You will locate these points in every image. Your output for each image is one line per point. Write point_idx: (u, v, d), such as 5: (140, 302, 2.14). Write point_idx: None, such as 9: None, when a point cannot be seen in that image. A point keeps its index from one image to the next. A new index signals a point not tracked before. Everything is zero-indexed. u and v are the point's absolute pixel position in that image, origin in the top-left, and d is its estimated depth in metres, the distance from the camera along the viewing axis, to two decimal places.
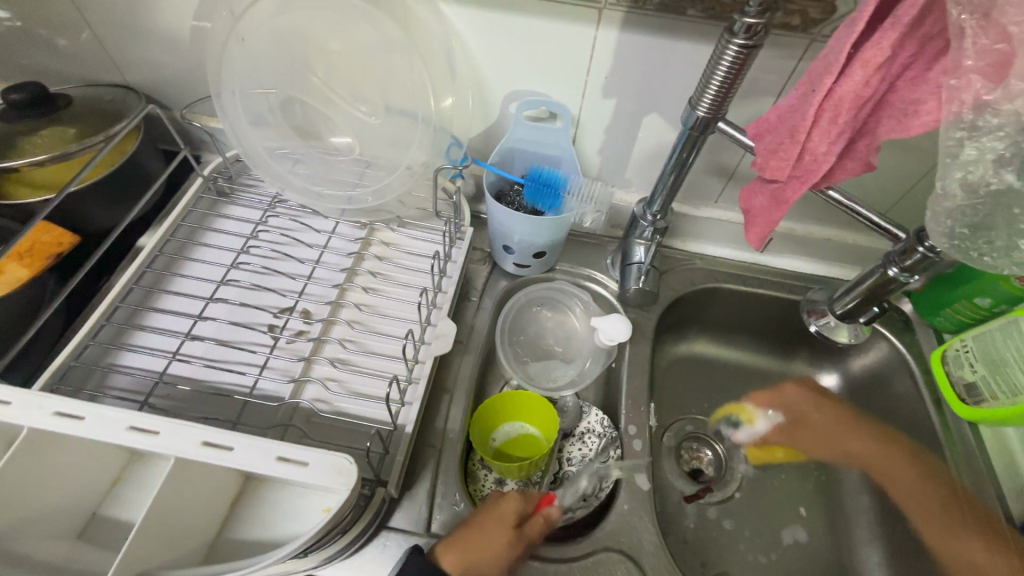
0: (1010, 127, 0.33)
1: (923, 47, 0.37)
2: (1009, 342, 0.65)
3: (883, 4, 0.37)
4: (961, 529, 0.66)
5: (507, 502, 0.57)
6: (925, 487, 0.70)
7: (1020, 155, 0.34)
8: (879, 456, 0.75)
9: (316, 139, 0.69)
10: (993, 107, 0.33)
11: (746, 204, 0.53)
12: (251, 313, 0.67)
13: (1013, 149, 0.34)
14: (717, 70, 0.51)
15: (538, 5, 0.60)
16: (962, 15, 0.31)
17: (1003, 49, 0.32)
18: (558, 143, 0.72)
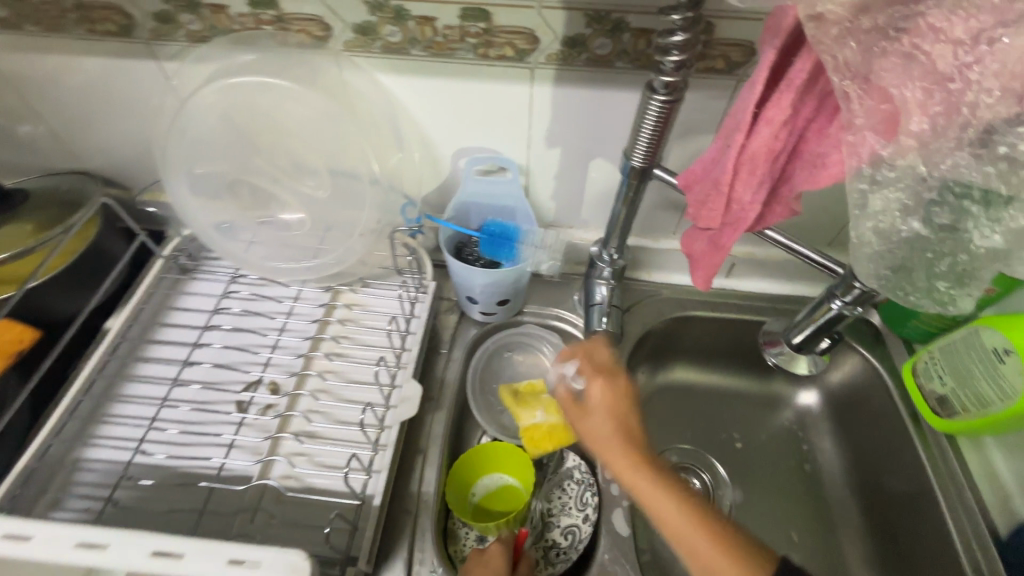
0: (908, 179, 0.34)
1: (822, 102, 0.39)
2: (975, 352, 0.66)
3: (780, 63, 0.38)
4: (700, 542, 0.48)
5: (492, 557, 0.59)
6: (666, 498, 0.50)
7: (923, 203, 0.35)
8: (618, 457, 0.53)
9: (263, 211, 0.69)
10: (888, 161, 0.34)
11: (688, 249, 0.54)
12: (218, 390, 0.66)
13: (915, 198, 0.35)
14: (644, 123, 0.52)
15: (472, 68, 0.62)
16: (843, 81, 0.32)
17: (888, 108, 0.32)
18: (509, 192, 0.73)
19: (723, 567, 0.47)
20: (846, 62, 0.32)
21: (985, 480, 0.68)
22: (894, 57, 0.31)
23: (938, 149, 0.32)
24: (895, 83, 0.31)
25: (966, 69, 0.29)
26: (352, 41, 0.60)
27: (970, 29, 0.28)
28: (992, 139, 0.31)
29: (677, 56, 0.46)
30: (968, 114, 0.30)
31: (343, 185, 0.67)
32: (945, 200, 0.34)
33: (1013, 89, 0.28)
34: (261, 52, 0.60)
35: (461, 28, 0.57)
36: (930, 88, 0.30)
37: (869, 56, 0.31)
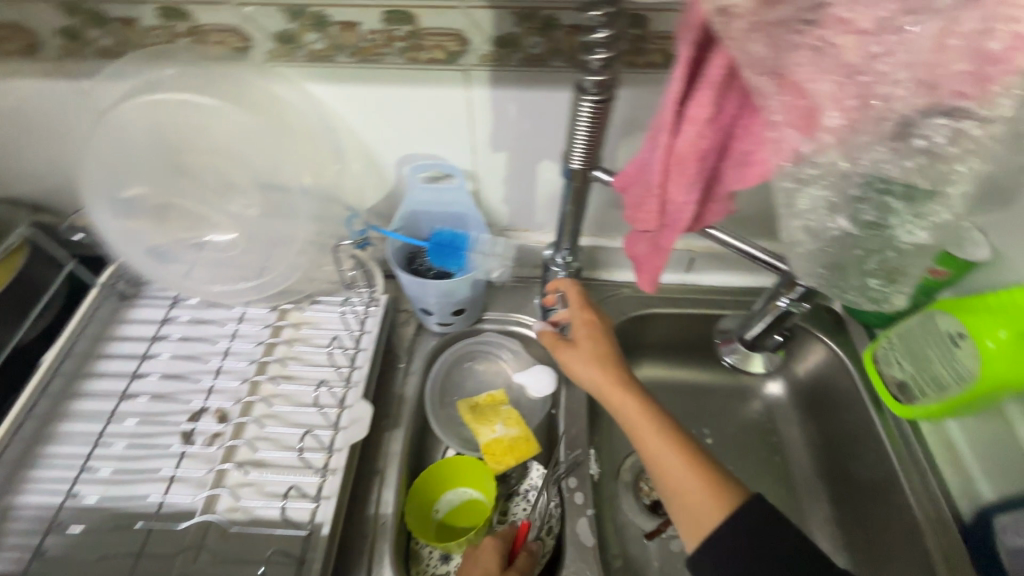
0: (832, 176, 0.32)
1: (746, 97, 0.37)
2: (932, 337, 0.65)
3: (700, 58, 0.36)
4: (668, 458, 0.51)
5: (483, 555, 0.60)
6: (642, 413, 0.54)
7: (850, 201, 0.33)
8: (597, 377, 0.57)
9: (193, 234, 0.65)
10: (810, 158, 0.32)
11: (631, 251, 0.52)
12: (157, 422, 0.64)
13: (841, 196, 0.33)
14: (579, 124, 0.50)
15: (403, 74, 0.59)
16: (757, 76, 0.31)
17: (805, 104, 0.31)
18: (458, 200, 0.71)
19: (685, 476, 0.49)
20: (758, 59, 0.30)
21: (948, 463, 0.68)
22: (804, 50, 0.29)
23: (857, 145, 0.30)
24: (808, 78, 0.29)
25: (876, 60, 0.27)
26: (275, 51, 0.57)
27: (875, 18, 0.26)
28: (909, 132, 0.29)
29: (603, 54, 0.43)
30: (882, 107, 0.29)
31: (277, 205, 0.64)
32: (868, 197, 0.33)
33: (923, 80, 0.27)
34: (176, 66, 0.56)
35: (387, 32, 0.55)
36: (843, 81, 0.29)
37: (778, 51, 0.29)
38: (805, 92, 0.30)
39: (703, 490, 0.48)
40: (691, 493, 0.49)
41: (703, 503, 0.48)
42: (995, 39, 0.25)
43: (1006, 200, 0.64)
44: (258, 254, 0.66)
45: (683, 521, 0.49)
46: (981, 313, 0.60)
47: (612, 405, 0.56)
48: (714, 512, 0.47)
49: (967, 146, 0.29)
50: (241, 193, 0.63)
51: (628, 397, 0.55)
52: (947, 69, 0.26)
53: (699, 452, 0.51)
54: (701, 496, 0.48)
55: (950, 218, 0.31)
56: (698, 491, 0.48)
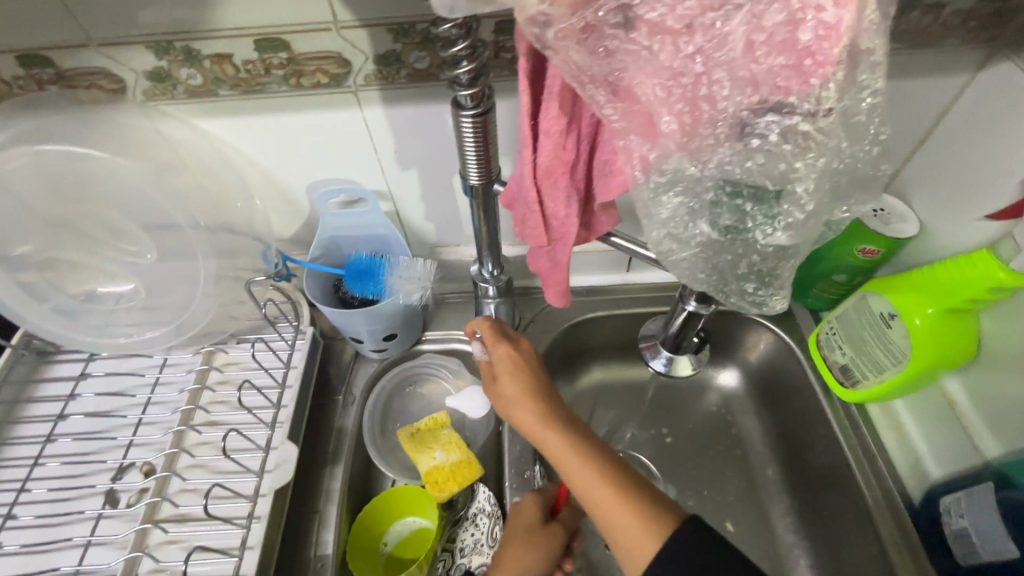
0: (681, 181, 0.31)
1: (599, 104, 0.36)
2: (869, 321, 0.63)
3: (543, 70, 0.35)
4: (602, 498, 0.48)
5: (527, 510, 0.63)
6: (571, 454, 0.51)
7: (707, 205, 0.32)
8: (525, 418, 0.54)
9: (84, 289, 0.62)
10: (658, 166, 0.30)
11: (535, 266, 0.50)
12: (73, 485, 0.61)
13: (698, 201, 0.32)
14: (464, 142, 0.48)
15: (292, 100, 0.57)
16: (587, 87, 0.29)
17: (641, 109, 0.29)
18: (376, 223, 0.69)
19: (620, 515, 0.47)
20: (580, 66, 0.28)
21: (897, 444, 0.66)
22: (621, 55, 0.28)
23: (699, 147, 0.29)
24: (636, 82, 0.28)
25: (693, 62, 0.27)
26: (151, 90, 0.55)
27: (681, 19, 0.26)
28: (747, 131, 0.29)
29: (466, 67, 0.42)
30: (710, 109, 0.28)
31: (173, 247, 0.61)
32: (721, 201, 0.32)
33: (742, 77, 0.27)
34: (44, 115, 0.54)
35: (264, 61, 0.53)
36: (668, 84, 0.28)
37: (596, 58, 0.28)
38: (636, 97, 0.29)
39: (640, 528, 0.46)
40: (629, 532, 0.46)
41: (640, 541, 0.46)
42: (805, 30, 0.25)
43: (929, 175, 0.62)
44: (164, 301, 0.63)
45: (624, 560, 0.47)
46: (909, 291, 0.59)
47: (543, 444, 0.53)
48: (649, 553, 0.45)
49: (806, 144, 0.28)
50: (134, 240, 0.61)
51: (557, 436, 0.52)
52: (762, 64, 0.26)
53: (634, 484, 0.49)
54: (637, 533, 0.46)
55: (804, 217, 0.31)
56: (635, 529, 0.46)
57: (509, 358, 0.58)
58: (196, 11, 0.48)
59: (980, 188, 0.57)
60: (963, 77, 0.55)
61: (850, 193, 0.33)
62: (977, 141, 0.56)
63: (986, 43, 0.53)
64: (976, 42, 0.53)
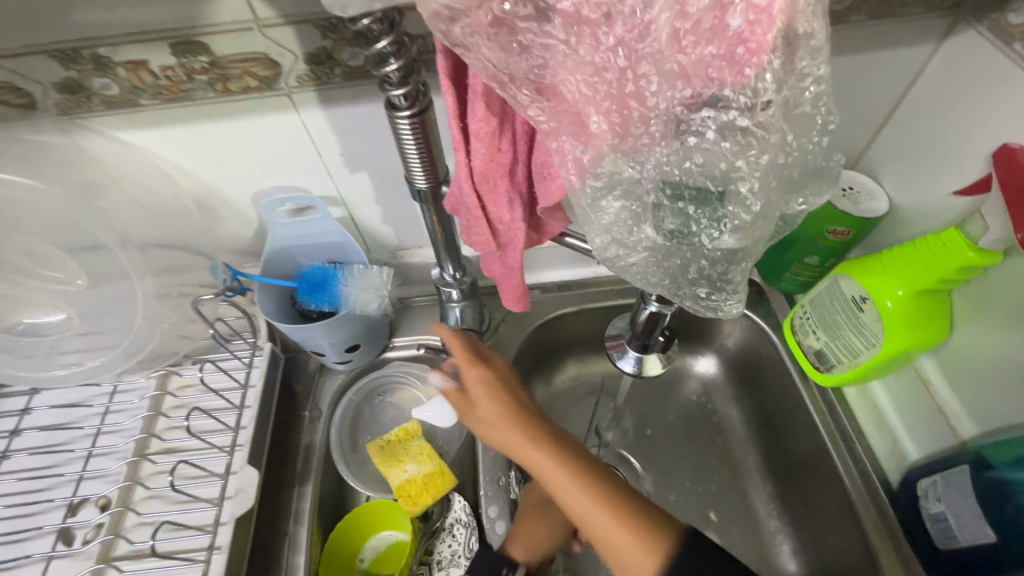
0: (619, 186, 0.29)
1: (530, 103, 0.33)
2: (841, 305, 0.62)
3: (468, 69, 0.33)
4: (604, 522, 0.48)
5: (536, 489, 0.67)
6: (567, 480, 0.49)
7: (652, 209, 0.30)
8: (518, 440, 0.52)
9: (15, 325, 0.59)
10: (592, 170, 0.29)
11: (490, 272, 0.47)
12: (22, 527, 0.58)
13: (641, 205, 0.30)
14: (406, 147, 0.45)
15: (221, 107, 0.53)
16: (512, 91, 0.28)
17: (569, 108, 0.27)
18: (329, 229, 0.65)
19: (625, 541, 0.47)
20: (495, 64, 0.26)
21: (874, 427, 0.65)
22: (537, 49, 0.26)
23: (634, 148, 0.28)
24: (559, 80, 0.27)
25: (616, 56, 0.25)
26: (64, 103, 0.50)
27: (597, 7, 0.24)
28: (682, 129, 0.27)
29: (393, 65, 0.39)
30: (640, 106, 0.26)
31: (106, 269, 0.57)
32: (662, 204, 0.30)
33: (671, 70, 0.25)
34: None
35: (184, 66, 0.48)
36: (592, 81, 0.26)
37: (511, 54, 0.26)
38: (562, 95, 0.27)
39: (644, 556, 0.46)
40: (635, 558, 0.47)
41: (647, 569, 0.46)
42: (733, 16, 0.23)
43: (899, 149, 0.60)
44: (99, 331, 0.59)
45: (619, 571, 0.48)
46: (879, 272, 0.58)
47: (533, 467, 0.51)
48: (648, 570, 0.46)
49: (746, 141, 0.26)
50: (62, 267, 0.57)
51: (552, 463, 0.50)
52: (692, 54, 0.24)
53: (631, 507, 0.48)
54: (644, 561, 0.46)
55: (750, 218, 0.29)
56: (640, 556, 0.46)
57: (489, 382, 0.55)
58: (101, 16, 0.44)
59: (944, 160, 0.55)
60: (928, 46, 0.54)
61: (807, 184, 0.31)
62: (942, 112, 0.55)
63: (948, 10, 0.51)
64: (938, 10, 0.51)
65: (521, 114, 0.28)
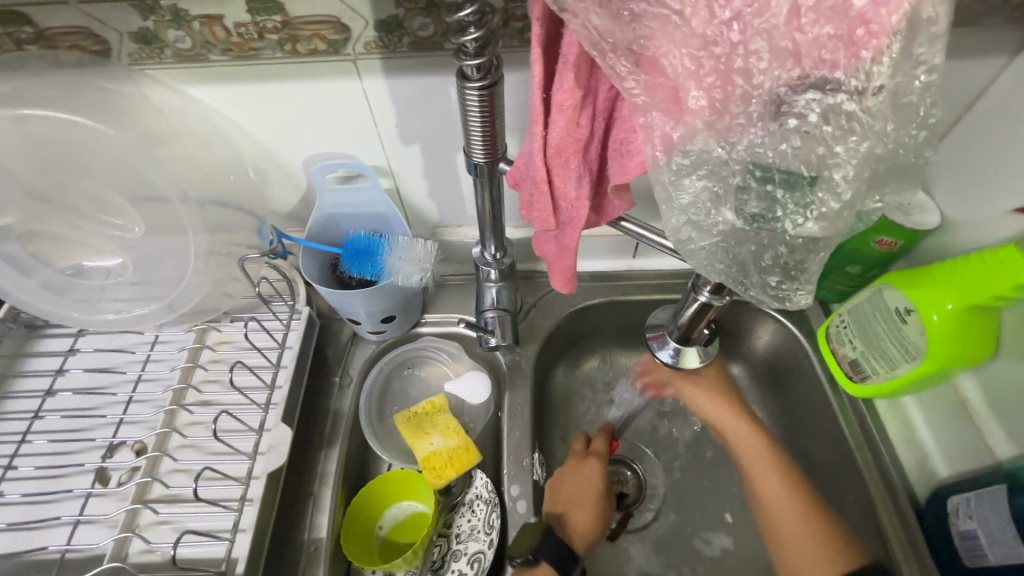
0: (706, 166, 0.31)
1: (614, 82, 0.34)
2: (881, 315, 0.61)
3: (555, 42, 0.33)
4: (768, 477, 0.63)
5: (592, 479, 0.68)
6: (754, 445, 0.66)
7: (734, 191, 0.32)
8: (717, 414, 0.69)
9: (70, 265, 0.61)
10: (680, 148, 0.31)
11: (541, 251, 0.48)
12: (61, 464, 0.60)
13: (723, 186, 0.32)
14: (469, 117, 0.45)
15: (287, 68, 0.53)
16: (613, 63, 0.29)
17: (666, 83, 0.30)
18: (375, 200, 0.66)
19: (778, 492, 0.62)
20: (600, 32, 0.28)
21: (902, 440, 0.65)
22: (646, 19, 0.28)
23: (729, 127, 0.29)
24: (662, 52, 0.28)
25: (730, 31, 0.27)
26: (137, 53, 0.52)
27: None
28: (783, 110, 0.28)
29: (473, 35, 0.39)
30: (744, 84, 0.28)
31: (160, 223, 0.58)
32: (749, 186, 0.31)
33: (784, 48, 0.27)
34: (26, 77, 0.51)
35: (257, 24, 0.49)
36: (699, 54, 0.28)
37: (620, 23, 0.28)
38: (661, 69, 0.29)
39: (813, 543, 0.58)
40: (803, 543, 0.58)
41: (811, 552, 0.57)
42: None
43: (964, 158, 0.59)
44: (148, 282, 0.61)
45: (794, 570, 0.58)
46: (929, 286, 0.57)
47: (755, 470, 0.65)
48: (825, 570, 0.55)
49: (850, 126, 0.28)
50: (119, 214, 0.59)
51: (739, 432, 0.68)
52: (808, 33, 0.26)
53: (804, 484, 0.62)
54: (793, 517, 0.60)
55: (838, 206, 0.30)
56: (790, 516, 0.60)
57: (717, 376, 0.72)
58: None
59: (1010, 175, 0.54)
60: (1002, 59, 0.52)
61: (884, 180, 0.31)
62: (1005, 130, 0.54)
63: None
64: (1020, 22, 0.49)
65: (618, 84, 0.30)
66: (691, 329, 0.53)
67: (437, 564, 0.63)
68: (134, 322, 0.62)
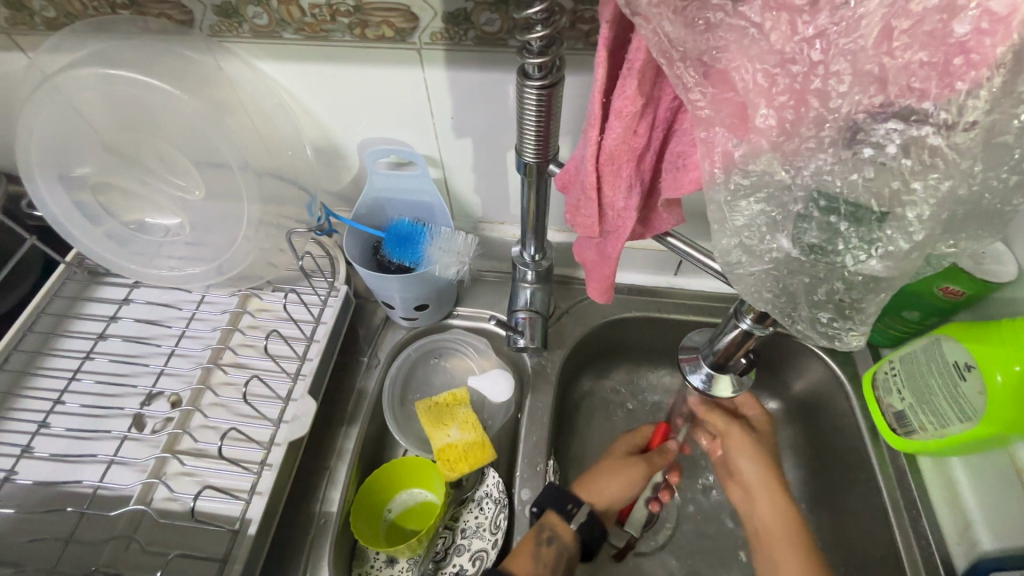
0: (767, 188, 0.31)
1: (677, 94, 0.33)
2: (934, 367, 0.57)
3: (621, 49, 0.33)
4: (780, 539, 0.61)
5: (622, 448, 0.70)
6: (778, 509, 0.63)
7: (793, 218, 0.31)
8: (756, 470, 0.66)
9: (132, 220, 0.65)
10: (741, 166, 0.31)
11: (581, 258, 0.47)
12: (104, 404, 0.63)
13: (781, 211, 0.31)
14: (525, 116, 0.45)
15: (350, 49, 0.54)
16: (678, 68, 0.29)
17: (734, 98, 0.29)
18: (423, 189, 0.67)
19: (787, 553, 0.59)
20: (672, 39, 0.29)
21: (944, 503, 0.60)
22: (722, 30, 0.28)
23: (796, 150, 0.29)
24: (734, 66, 0.28)
25: (812, 48, 0.27)
26: (218, 25, 0.54)
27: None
28: (859, 137, 0.28)
29: (539, 33, 0.38)
30: (820, 106, 0.28)
31: (222, 189, 0.61)
32: (811, 215, 0.31)
33: (868, 73, 0.26)
34: (112, 39, 0.54)
35: (330, 7, 0.51)
36: (772, 71, 0.28)
37: (693, 31, 0.28)
38: (731, 83, 0.29)
39: None
40: None
41: None
42: (963, 22, 0.24)
43: None
44: (202, 243, 0.64)
45: None
46: (994, 343, 0.52)
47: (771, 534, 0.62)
48: None
49: (932, 162, 0.27)
50: (185, 176, 0.62)
51: (767, 494, 0.65)
52: (898, 58, 0.25)
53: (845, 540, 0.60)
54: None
55: (907, 246, 0.29)
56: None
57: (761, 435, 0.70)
58: None
59: None
60: None
61: (951, 221, 0.29)
62: None
63: None
64: None
65: (685, 95, 0.30)
66: (728, 352, 0.51)
67: (438, 555, 0.63)
68: (185, 281, 0.65)
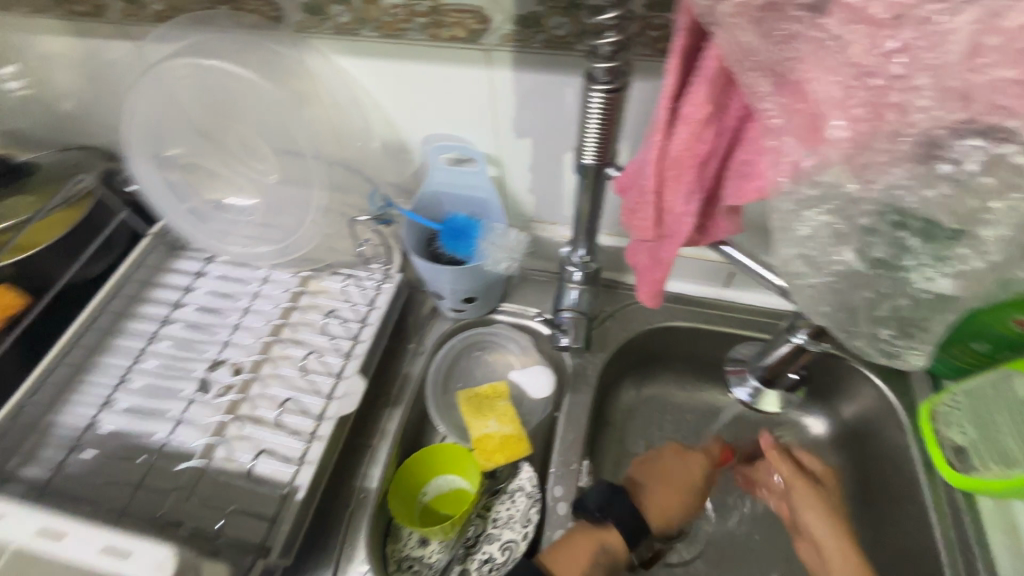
0: (832, 199, 0.31)
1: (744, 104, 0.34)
2: (1001, 401, 0.56)
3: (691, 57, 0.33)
4: None
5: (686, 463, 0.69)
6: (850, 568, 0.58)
7: (857, 231, 0.33)
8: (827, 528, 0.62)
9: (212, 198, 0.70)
10: (810, 176, 0.31)
11: (633, 260, 0.47)
12: (176, 367, 0.69)
13: (846, 222, 0.32)
14: (588, 119, 0.46)
15: (422, 48, 0.57)
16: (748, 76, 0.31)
17: (805, 109, 0.30)
18: (479, 186, 0.69)
19: None
20: (746, 49, 0.30)
21: (1004, 548, 0.56)
22: (799, 41, 0.28)
23: (867, 163, 0.29)
24: (809, 77, 0.29)
25: (892, 62, 0.26)
26: (304, 22, 0.59)
27: (892, 8, 0.25)
28: (932, 153, 0.28)
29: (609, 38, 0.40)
30: (895, 119, 0.28)
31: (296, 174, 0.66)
32: (879, 230, 0.32)
33: (951, 89, 0.26)
34: (210, 32, 0.59)
35: (408, 8, 0.53)
36: (850, 84, 0.27)
37: (769, 41, 0.29)
38: (805, 94, 0.29)
39: None
40: None
41: None
42: None
43: None
44: (272, 224, 0.68)
45: None
46: None
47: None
48: None
49: (1014, 181, 0.27)
50: (262, 161, 0.67)
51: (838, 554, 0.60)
52: (985, 75, 0.25)
53: None
54: None
55: (982, 264, 0.30)
56: None
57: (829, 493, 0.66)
58: None
59: None
60: None
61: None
62: None
63: None
64: None
65: None
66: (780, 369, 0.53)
67: (468, 541, 0.65)
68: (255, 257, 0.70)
